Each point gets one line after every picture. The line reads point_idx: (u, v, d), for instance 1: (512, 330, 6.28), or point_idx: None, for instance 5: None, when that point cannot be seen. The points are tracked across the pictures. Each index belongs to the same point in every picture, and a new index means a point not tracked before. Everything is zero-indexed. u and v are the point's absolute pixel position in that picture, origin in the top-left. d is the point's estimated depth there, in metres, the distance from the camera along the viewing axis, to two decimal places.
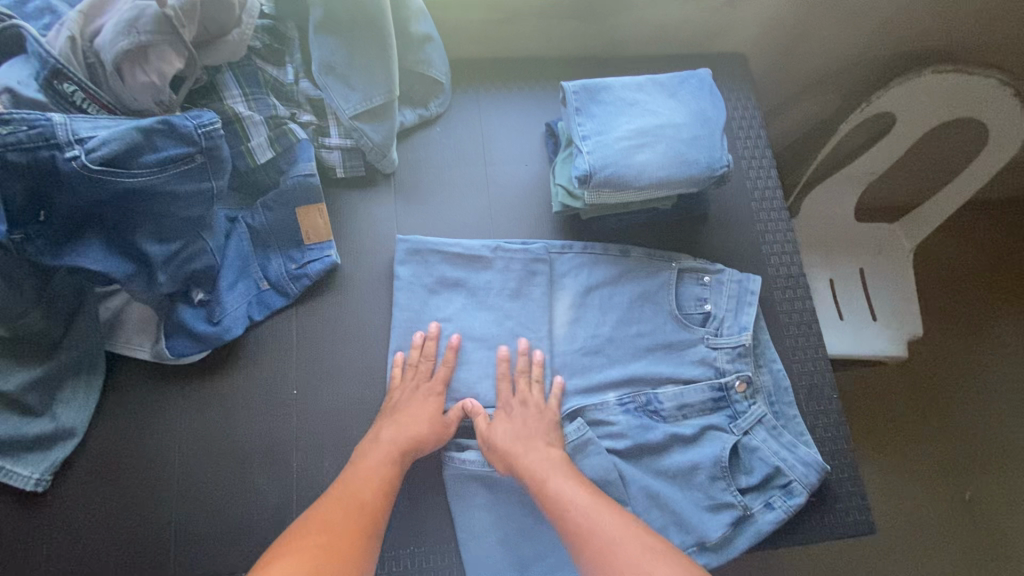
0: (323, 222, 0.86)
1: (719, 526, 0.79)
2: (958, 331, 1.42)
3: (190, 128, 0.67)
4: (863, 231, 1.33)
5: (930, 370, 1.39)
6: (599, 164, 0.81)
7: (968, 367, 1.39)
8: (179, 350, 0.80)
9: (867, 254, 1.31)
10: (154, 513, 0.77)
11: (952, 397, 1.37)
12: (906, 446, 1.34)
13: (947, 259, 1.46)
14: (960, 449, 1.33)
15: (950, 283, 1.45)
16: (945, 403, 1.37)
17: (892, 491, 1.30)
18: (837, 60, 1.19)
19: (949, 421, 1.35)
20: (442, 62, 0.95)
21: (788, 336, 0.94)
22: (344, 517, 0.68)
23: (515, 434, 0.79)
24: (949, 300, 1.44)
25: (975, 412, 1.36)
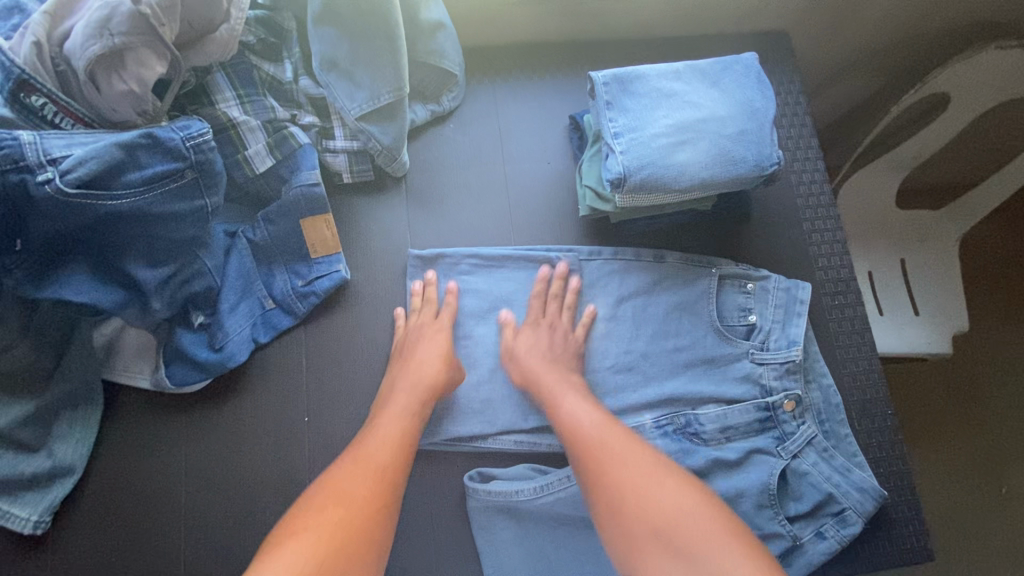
0: (331, 234, 0.79)
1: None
2: (1009, 323, 1.32)
3: (177, 141, 0.60)
4: (911, 221, 1.23)
5: (975, 368, 1.31)
6: (634, 165, 0.72)
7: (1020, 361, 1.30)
8: (180, 378, 0.74)
9: (915, 246, 1.21)
10: (163, 551, 0.72)
11: (1001, 392, 1.29)
12: (950, 443, 1.28)
13: (998, 246, 1.36)
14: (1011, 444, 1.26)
15: (1001, 271, 1.35)
16: (993, 397, 1.29)
17: (931, 492, 1.25)
18: (888, 34, 1.07)
19: (996, 419, 1.28)
20: (455, 52, 0.86)
21: (838, 346, 0.86)
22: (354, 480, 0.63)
23: (548, 359, 0.77)
24: (999, 289, 1.34)
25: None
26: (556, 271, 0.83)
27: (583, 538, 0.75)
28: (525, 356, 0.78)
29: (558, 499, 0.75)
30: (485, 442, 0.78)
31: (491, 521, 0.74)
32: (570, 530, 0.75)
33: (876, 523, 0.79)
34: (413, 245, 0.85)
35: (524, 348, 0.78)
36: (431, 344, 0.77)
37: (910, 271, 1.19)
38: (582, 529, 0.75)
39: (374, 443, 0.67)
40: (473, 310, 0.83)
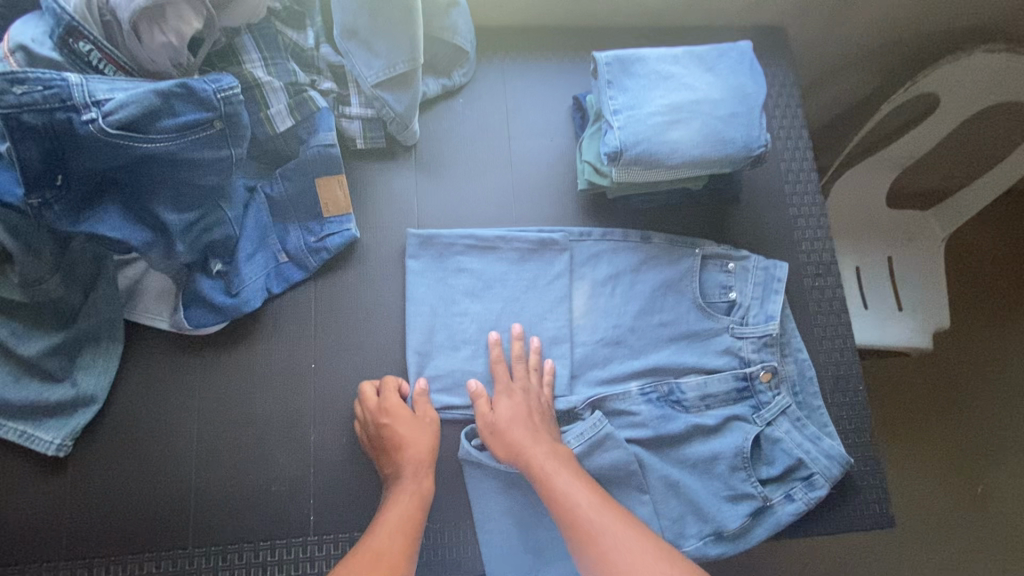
0: (343, 195, 0.84)
1: (738, 516, 0.78)
2: (986, 323, 1.38)
3: (209, 93, 0.65)
4: (896, 217, 1.28)
5: (950, 365, 1.36)
6: (630, 141, 0.78)
7: (993, 359, 1.36)
8: (197, 321, 0.79)
9: (899, 242, 1.27)
10: (173, 481, 0.77)
11: (974, 389, 1.35)
12: (925, 440, 1.32)
13: (979, 249, 1.41)
14: (980, 438, 1.32)
15: (981, 274, 1.40)
16: (967, 394, 1.35)
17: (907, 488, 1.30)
18: (882, 36, 1.12)
19: (971, 416, 1.34)
20: (468, 29, 0.91)
21: (816, 325, 0.92)
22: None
23: (519, 420, 0.77)
24: (978, 291, 1.39)
25: (998, 403, 1.34)
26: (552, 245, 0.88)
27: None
28: (498, 425, 0.77)
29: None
30: None
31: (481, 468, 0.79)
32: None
33: (842, 489, 0.84)
34: (418, 213, 0.90)
35: (503, 413, 0.78)
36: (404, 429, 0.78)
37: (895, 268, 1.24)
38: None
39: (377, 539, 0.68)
40: (474, 274, 0.87)
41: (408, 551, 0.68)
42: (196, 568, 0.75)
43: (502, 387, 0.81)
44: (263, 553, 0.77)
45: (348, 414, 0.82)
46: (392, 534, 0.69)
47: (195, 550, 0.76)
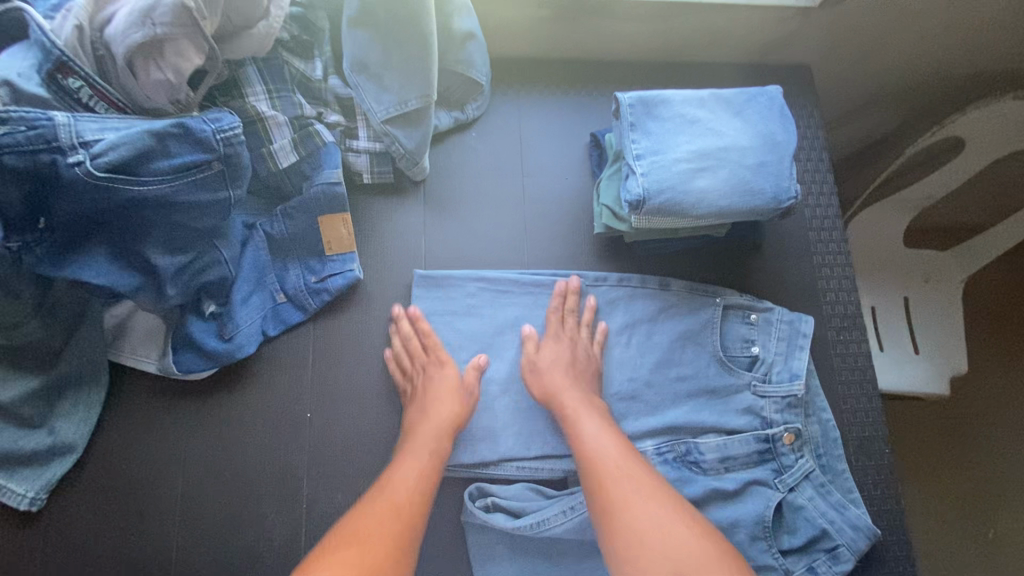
0: (348, 233, 0.80)
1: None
2: (1006, 364, 1.33)
3: (208, 133, 0.60)
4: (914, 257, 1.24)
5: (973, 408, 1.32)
6: (653, 189, 0.73)
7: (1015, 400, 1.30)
8: (186, 366, 0.74)
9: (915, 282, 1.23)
10: (154, 537, 0.72)
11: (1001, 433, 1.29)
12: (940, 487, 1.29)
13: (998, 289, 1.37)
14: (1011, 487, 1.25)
15: (999, 314, 1.36)
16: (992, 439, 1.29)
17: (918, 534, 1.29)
18: (909, 76, 1.08)
19: (1000, 465, 1.27)
20: (484, 62, 0.86)
21: (840, 382, 0.87)
22: (387, 515, 0.62)
23: (561, 367, 0.77)
24: (995, 331, 1.35)
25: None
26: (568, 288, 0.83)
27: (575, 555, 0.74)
28: (538, 365, 0.78)
29: (551, 520, 0.72)
30: (487, 468, 0.77)
31: (484, 532, 0.74)
32: (562, 548, 0.75)
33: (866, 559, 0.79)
34: (424, 249, 0.85)
35: (547, 355, 0.78)
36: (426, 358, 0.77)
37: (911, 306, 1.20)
38: (573, 548, 0.75)
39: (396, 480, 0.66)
40: (482, 319, 0.83)
41: (426, 487, 0.67)
42: None
43: (557, 330, 0.81)
44: None
45: (345, 469, 0.77)
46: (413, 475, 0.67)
47: None
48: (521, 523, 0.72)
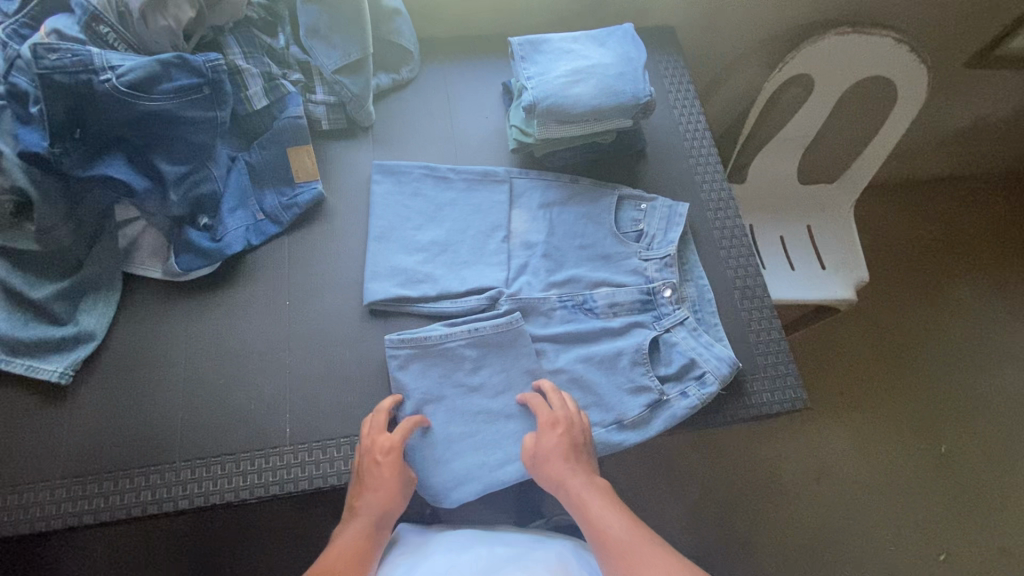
0: (311, 163, 1.01)
1: (637, 406, 0.92)
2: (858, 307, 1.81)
3: (199, 63, 0.82)
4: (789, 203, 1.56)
5: (843, 350, 1.75)
6: (541, 96, 0.97)
7: (867, 329, 1.78)
8: (186, 265, 0.92)
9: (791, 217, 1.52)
10: (161, 403, 0.87)
11: (867, 362, 1.74)
12: (832, 419, 1.67)
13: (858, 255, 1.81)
14: (882, 395, 1.70)
15: None
16: (863, 368, 1.73)
17: (826, 451, 1.63)
18: (756, 32, 1.37)
19: (868, 379, 1.72)
20: (410, 33, 1.11)
21: (722, 248, 1.08)
22: None
23: (564, 453, 0.83)
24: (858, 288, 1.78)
25: (882, 361, 1.74)
26: (494, 180, 1.07)
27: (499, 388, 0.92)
28: (538, 451, 0.84)
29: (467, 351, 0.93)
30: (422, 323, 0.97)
31: (434, 376, 0.92)
32: (482, 386, 0.92)
33: (754, 374, 0.99)
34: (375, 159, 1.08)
35: (546, 445, 0.84)
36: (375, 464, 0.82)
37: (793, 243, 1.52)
38: (485, 391, 0.92)
39: (340, 546, 0.75)
40: (427, 199, 1.05)
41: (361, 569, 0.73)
42: (183, 479, 0.84)
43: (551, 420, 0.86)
44: (243, 462, 0.86)
45: (320, 341, 0.94)
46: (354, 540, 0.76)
47: (181, 464, 0.85)
48: (441, 347, 0.93)
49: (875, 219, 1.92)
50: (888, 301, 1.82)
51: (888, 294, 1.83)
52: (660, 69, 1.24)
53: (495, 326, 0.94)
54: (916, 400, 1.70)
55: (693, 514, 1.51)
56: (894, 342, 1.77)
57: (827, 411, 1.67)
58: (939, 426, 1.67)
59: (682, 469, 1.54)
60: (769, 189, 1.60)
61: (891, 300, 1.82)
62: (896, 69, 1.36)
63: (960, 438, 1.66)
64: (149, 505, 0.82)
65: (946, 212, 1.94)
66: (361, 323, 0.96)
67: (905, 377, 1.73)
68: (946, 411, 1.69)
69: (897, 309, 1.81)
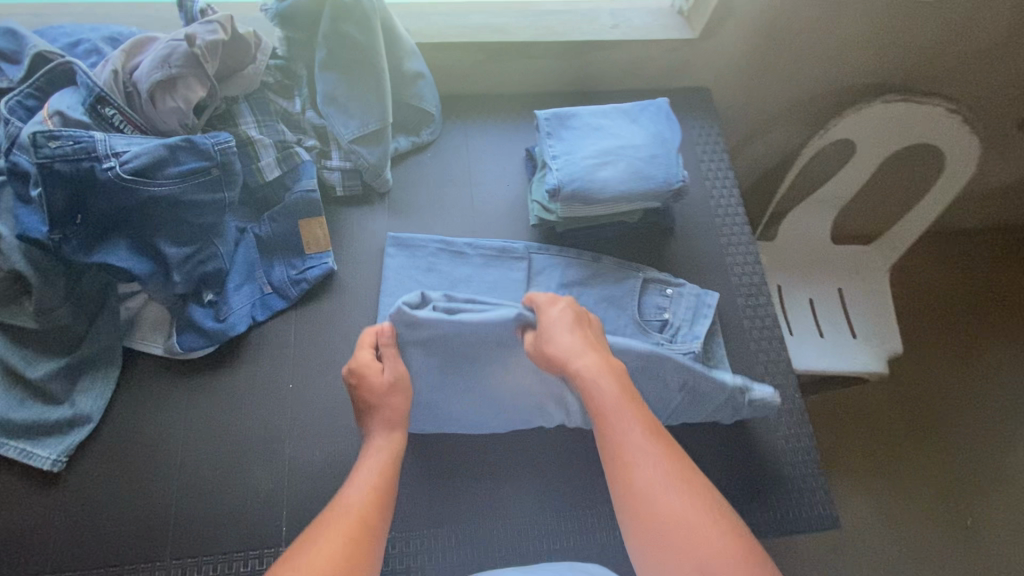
0: (322, 234, 0.97)
1: None
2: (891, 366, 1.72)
3: (208, 146, 0.78)
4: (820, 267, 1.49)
5: (868, 410, 1.67)
6: (566, 179, 0.91)
7: (897, 387, 1.70)
8: (188, 345, 0.88)
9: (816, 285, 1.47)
10: (156, 492, 0.84)
11: (894, 421, 1.66)
12: (854, 484, 1.59)
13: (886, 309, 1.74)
14: (908, 459, 1.62)
15: None
16: (890, 429, 1.65)
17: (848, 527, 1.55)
18: (797, 94, 1.28)
19: (894, 441, 1.64)
20: (432, 96, 1.06)
21: (752, 339, 1.02)
22: (348, 527, 0.63)
23: (567, 325, 0.78)
24: None
25: (912, 422, 1.66)
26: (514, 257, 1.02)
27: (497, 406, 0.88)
28: (545, 332, 0.78)
29: (478, 443, 0.90)
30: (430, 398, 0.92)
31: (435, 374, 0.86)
32: (491, 484, 0.88)
33: (780, 484, 0.92)
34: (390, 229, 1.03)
35: (548, 318, 0.79)
36: (375, 398, 0.78)
37: (818, 309, 1.46)
38: (491, 494, 0.87)
39: (357, 484, 0.69)
40: (441, 274, 1.00)
41: (382, 508, 0.68)
42: None
43: (544, 305, 0.81)
44: (236, 563, 0.82)
45: (322, 431, 0.89)
46: (366, 491, 0.68)
47: (172, 562, 0.81)
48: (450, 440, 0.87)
49: (911, 274, 1.82)
50: (923, 361, 1.73)
51: (922, 354, 1.74)
52: (693, 135, 1.17)
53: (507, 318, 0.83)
54: (944, 465, 1.61)
55: None
56: (923, 408, 1.68)
57: (847, 476, 1.60)
58: (972, 495, 1.58)
59: None
60: (799, 250, 1.52)
61: (925, 358, 1.73)
62: (946, 141, 1.27)
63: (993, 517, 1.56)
64: None
65: (987, 270, 1.84)
66: None
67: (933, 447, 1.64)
68: (979, 486, 1.59)
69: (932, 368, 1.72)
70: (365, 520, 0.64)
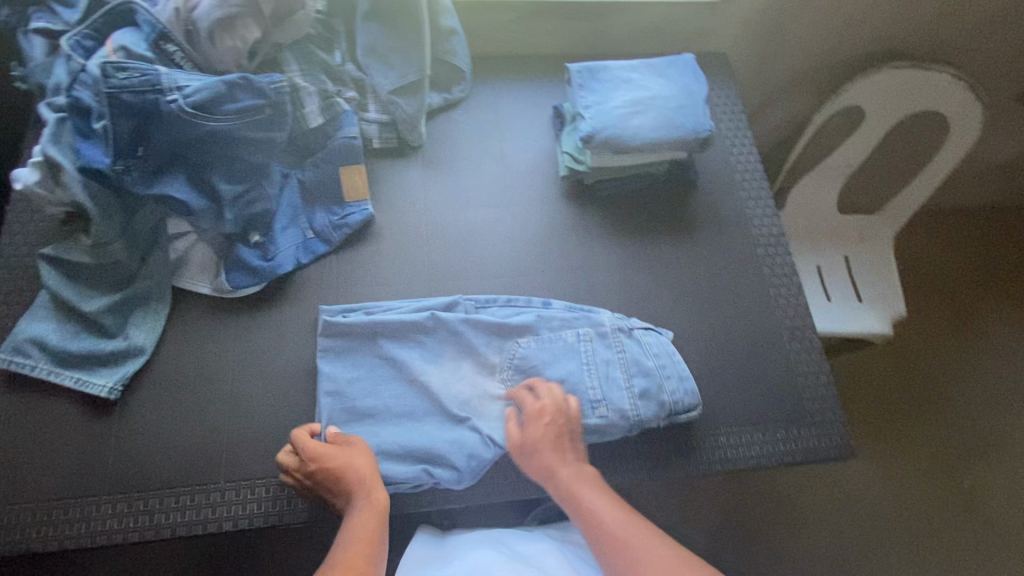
0: (363, 182, 1.00)
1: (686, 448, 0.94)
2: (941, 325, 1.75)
3: (264, 85, 0.82)
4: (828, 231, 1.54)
5: (912, 365, 1.70)
6: (599, 126, 0.96)
7: (950, 354, 1.72)
8: (236, 282, 0.92)
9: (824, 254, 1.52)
10: (208, 421, 0.87)
11: (937, 377, 1.69)
12: (881, 441, 1.61)
13: (929, 263, 1.81)
14: (945, 422, 1.64)
15: (929, 287, 1.78)
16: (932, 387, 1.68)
17: (844, 477, 1.58)
18: (812, 58, 1.33)
19: (931, 399, 1.67)
20: (465, 53, 1.11)
21: (772, 286, 1.06)
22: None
23: (552, 444, 0.84)
24: (927, 307, 1.76)
25: (956, 390, 1.68)
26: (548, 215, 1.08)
27: (409, 401, 0.90)
28: (529, 450, 0.85)
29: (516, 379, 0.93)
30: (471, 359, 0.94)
31: (349, 375, 0.90)
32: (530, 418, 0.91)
33: (801, 416, 0.97)
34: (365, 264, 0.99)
35: (534, 437, 0.85)
36: (352, 471, 0.80)
37: (824, 275, 1.50)
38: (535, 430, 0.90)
39: (343, 546, 0.73)
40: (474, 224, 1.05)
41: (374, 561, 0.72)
42: (228, 500, 0.84)
43: (532, 412, 0.87)
44: (288, 487, 0.85)
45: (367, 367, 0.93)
46: (364, 536, 0.74)
47: (227, 484, 0.84)
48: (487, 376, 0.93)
49: (964, 240, 1.85)
50: (974, 331, 1.74)
51: (975, 324, 1.75)
52: (713, 95, 1.22)
53: (424, 308, 0.95)
54: (971, 438, 1.63)
55: (716, 545, 1.45)
56: (945, 375, 1.69)
57: (874, 432, 1.62)
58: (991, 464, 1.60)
59: (707, 493, 1.48)
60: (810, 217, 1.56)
61: (978, 326, 1.75)
62: (953, 106, 1.33)
63: (996, 479, 1.59)
64: (193, 525, 0.82)
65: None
66: (404, 349, 0.93)
67: (946, 406, 1.66)
68: (996, 465, 1.60)
69: (985, 339, 1.74)
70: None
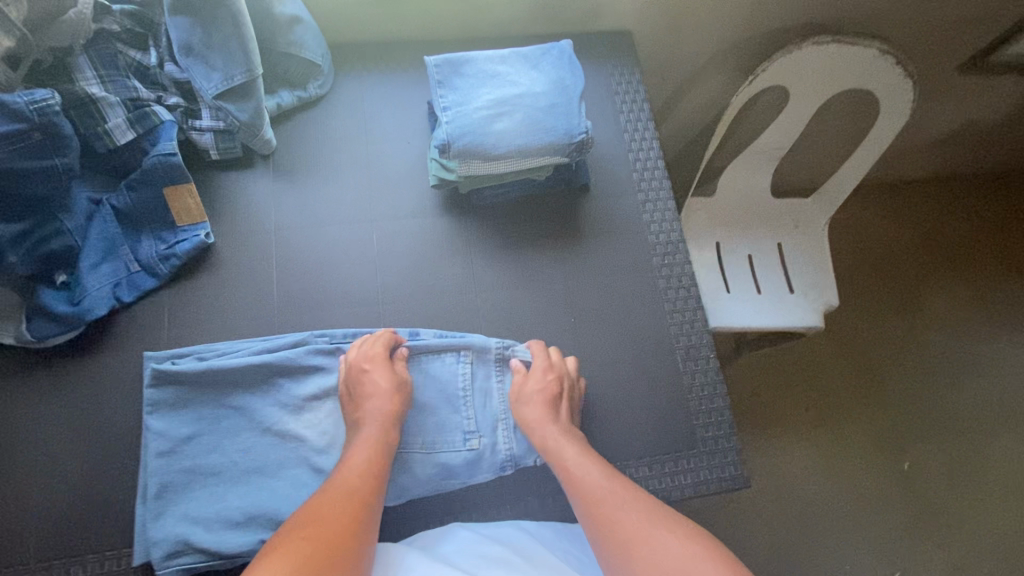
0: (195, 204, 0.88)
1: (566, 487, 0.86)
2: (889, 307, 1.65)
3: (20, 105, 0.70)
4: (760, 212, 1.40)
5: (857, 348, 1.60)
6: (456, 133, 0.83)
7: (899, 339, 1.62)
8: (39, 332, 0.79)
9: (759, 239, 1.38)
10: (15, 492, 0.77)
11: (883, 357, 1.60)
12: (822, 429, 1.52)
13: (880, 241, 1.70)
14: (890, 405, 1.55)
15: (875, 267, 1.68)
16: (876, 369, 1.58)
17: (781, 471, 1.48)
18: (726, 34, 1.20)
19: (874, 382, 1.57)
20: (316, 44, 0.96)
21: (667, 300, 0.96)
22: (341, 498, 0.68)
23: (545, 399, 0.82)
24: (874, 288, 1.66)
25: (901, 372, 1.58)
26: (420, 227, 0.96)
27: (258, 455, 0.80)
28: (523, 400, 0.83)
29: None
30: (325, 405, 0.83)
31: (184, 431, 0.80)
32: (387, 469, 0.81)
33: (692, 446, 0.89)
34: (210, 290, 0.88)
35: (530, 386, 0.84)
36: (370, 392, 0.79)
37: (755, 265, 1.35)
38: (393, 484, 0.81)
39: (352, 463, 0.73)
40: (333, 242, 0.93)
41: (375, 489, 0.71)
42: None
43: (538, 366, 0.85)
44: (108, 562, 0.76)
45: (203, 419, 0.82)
46: (363, 460, 0.73)
47: (36, 565, 0.75)
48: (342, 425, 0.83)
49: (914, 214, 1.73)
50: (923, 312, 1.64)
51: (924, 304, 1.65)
52: (612, 82, 1.09)
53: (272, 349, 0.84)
54: (917, 418, 1.54)
55: None
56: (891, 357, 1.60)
57: (816, 417, 1.53)
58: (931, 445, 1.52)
59: None
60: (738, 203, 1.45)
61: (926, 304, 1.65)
62: (878, 84, 1.22)
63: (944, 464, 1.50)
64: None
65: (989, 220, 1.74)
66: (245, 396, 0.82)
67: (892, 388, 1.57)
68: (942, 450, 1.52)
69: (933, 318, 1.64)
70: (351, 494, 0.69)
